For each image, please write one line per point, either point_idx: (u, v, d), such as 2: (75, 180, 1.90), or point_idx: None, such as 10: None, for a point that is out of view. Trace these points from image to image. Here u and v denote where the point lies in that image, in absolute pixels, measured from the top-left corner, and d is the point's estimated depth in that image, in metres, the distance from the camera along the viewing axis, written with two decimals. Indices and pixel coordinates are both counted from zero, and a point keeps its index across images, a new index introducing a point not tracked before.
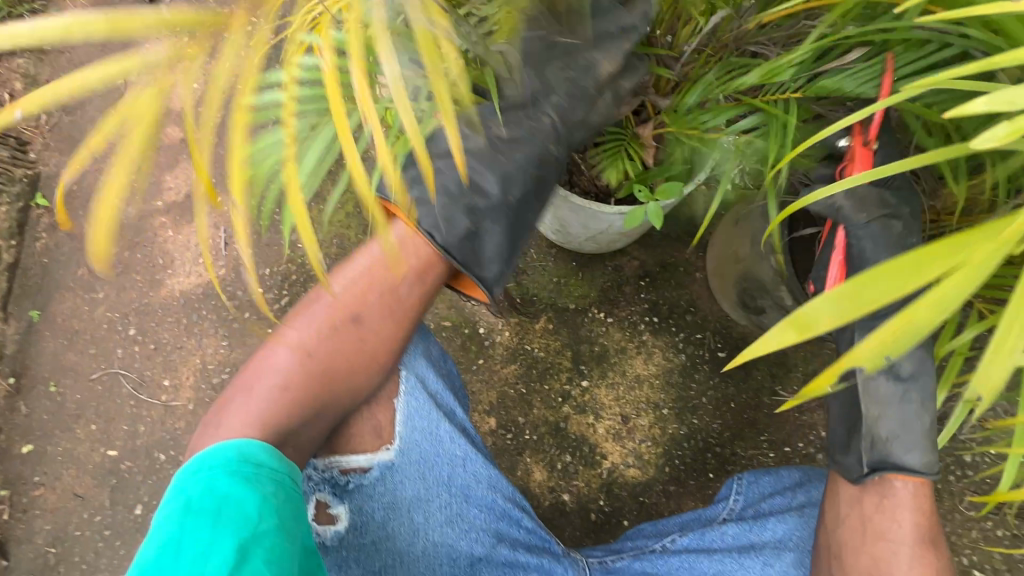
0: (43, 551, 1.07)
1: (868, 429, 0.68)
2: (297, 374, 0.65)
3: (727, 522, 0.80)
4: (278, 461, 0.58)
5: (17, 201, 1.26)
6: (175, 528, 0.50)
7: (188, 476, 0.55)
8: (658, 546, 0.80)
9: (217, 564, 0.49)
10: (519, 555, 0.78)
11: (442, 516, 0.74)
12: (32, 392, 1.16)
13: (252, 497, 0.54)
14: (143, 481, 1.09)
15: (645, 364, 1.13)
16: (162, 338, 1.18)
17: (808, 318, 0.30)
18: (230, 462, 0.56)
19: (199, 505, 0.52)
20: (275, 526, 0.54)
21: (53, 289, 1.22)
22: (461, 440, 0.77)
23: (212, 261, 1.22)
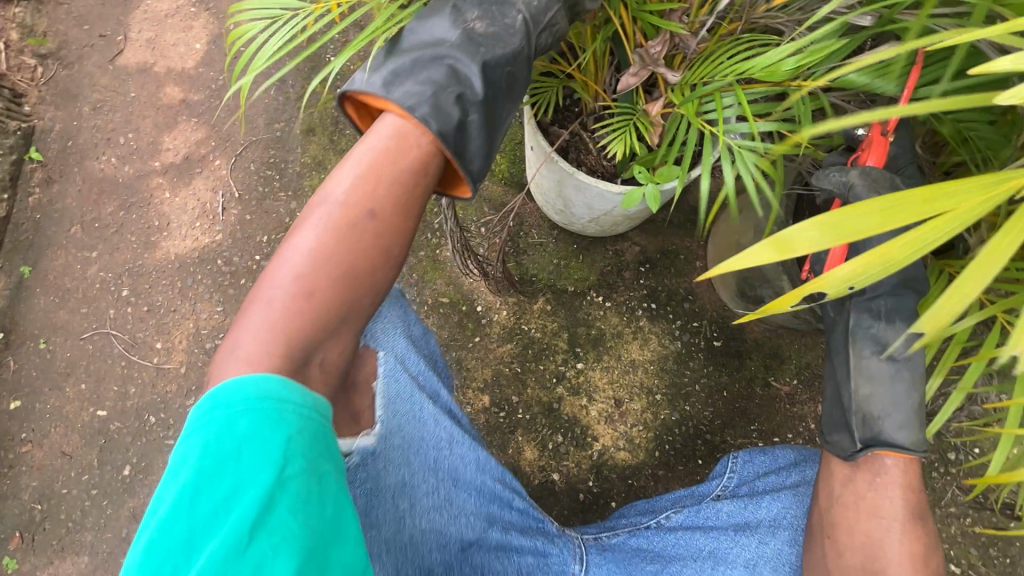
0: (28, 507, 1.05)
1: (858, 405, 0.71)
2: (319, 278, 0.53)
3: (724, 499, 0.82)
4: (297, 393, 0.48)
5: (11, 154, 1.23)
6: (194, 475, 0.43)
7: (201, 413, 0.46)
8: (653, 522, 0.82)
9: (241, 515, 0.42)
10: (511, 538, 0.76)
11: (431, 502, 0.68)
12: (21, 348, 1.14)
13: (277, 437, 0.45)
14: (132, 442, 1.08)
15: (641, 350, 1.13)
16: (155, 300, 1.16)
17: (794, 241, 0.32)
18: (247, 397, 0.46)
19: (219, 447, 0.44)
20: (305, 470, 0.46)
21: (45, 246, 1.20)
22: (445, 422, 0.72)
23: (209, 225, 1.20)
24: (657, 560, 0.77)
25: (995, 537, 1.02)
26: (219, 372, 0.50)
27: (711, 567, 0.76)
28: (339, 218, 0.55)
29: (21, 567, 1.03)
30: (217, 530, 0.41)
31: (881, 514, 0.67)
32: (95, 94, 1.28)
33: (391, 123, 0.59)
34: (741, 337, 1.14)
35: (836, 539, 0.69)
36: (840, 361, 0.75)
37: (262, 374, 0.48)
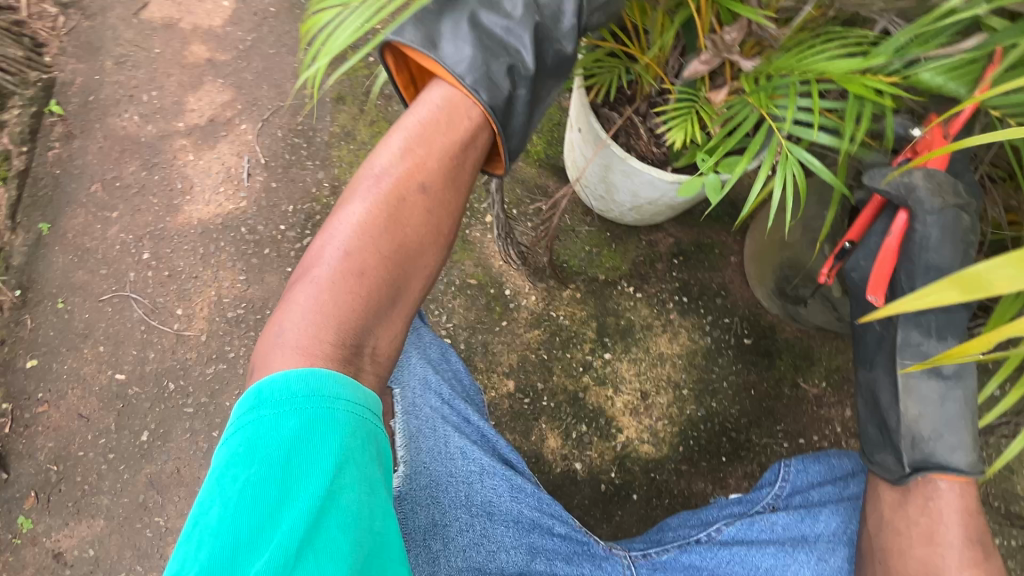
0: (44, 468, 1.04)
1: (906, 427, 0.68)
2: (371, 259, 0.50)
3: (778, 511, 0.77)
4: (348, 389, 0.45)
5: (31, 106, 1.19)
6: (241, 487, 0.41)
7: (246, 411, 0.44)
8: (703, 536, 0.76)
9: (289, 531, 0.41)
10: (556, 568, 0.71)
11: (465, 539, 0.67)
12: (39, 306, 1.12)
13: (326, 445, 0.43)
14: (151, 408, 1.06)
15: (669, 343, 1.11)
16: (177, 265, 1.14)
17: (981, 277, 0.25)
18: (292, 396, 0.44)
19: (266, 456, 0.42)
20: (354, 483, 0.44)
21: (64, 203, 1.17)
22: (476, 454, 0.71)
23: (234, 191, 1.17)
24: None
25: (1017, 550, 1.02)
26: (267, 362, 0.46)
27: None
28: (389, 198, 0.52)
29: (36, 528, 1.02)
30: (264, 547, 0.40)
31: (937, 542, 0.64)
32: (119, 48, 1.23)
33: (442, 98, 0.56)
34: (772, 337, 1.12)
35: (889, 565, 0.67)
36: (890, 377, 0.71)
37: (308, 366, 0.45)
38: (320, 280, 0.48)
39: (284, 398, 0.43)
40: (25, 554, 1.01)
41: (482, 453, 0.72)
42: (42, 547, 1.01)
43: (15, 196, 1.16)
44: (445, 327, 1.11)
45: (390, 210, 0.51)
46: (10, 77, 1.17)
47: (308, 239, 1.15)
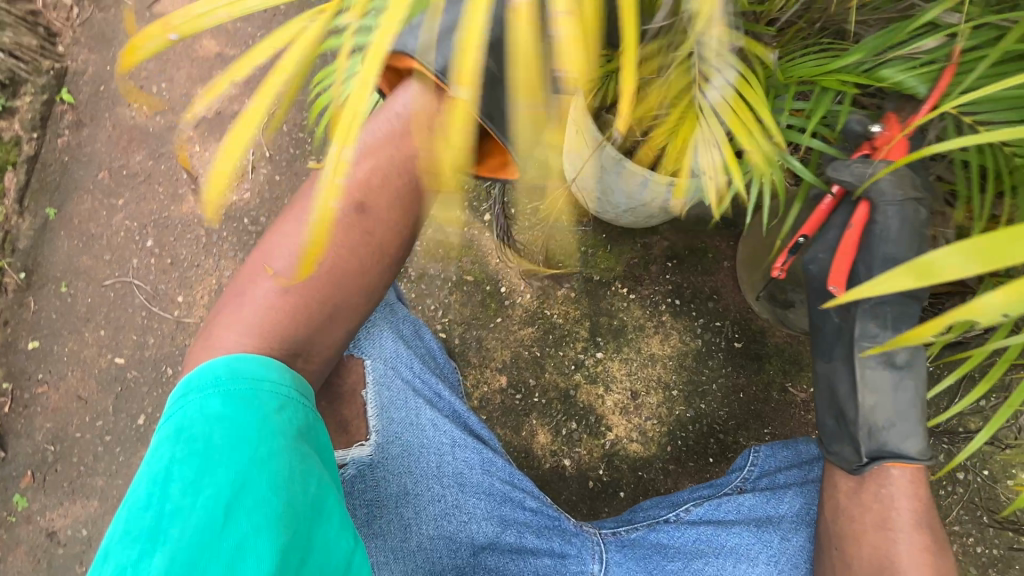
0: (41, 447, 1.06)
1: (863, 416, 0.71)
2: (299, 275, 0.57)
3: (747, 491, 0.80)
4: (273, 374, 0.52)
5: (42, 94, 1.21)
6: (167, 463, 0.46)
7: (176, 402, 0.51)
8: (672, 516, 0.80)
9: (212, 494, 0.45)
10: (526, 540, 0.77)
11: (437, 509, 0.74)
12: (42, 289, 1.14)
13: (247, 417, 0.49)
14: (148, 392, 1.08)
15: (661, 344, 1.13)
16: (180, 254, 1.16)
17: (932, 264, 0.26)
18: (218, 383, 0.51)
19: (189, 434, 0.48)
20: (276, 451, 0.49)
21: (71, 189, 1.19)
22: (447, 428, 0.77)
23: (238, 183, 1.19)
24: (679, 557, 0.77)
25: (995, 558, 1.04)
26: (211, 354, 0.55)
27: (733, 564, 0.76)
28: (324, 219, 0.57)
29: (31, 506, 1.04)
30: (188, 510, 0.44)
31: (890, 527, 0.68)
32: (130, 39, 1.26)
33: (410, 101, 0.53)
34: (762, 341, 1.13)
35: (844, 553, 0.70)
36: (845, 367, 0.74)
37: (226, 362, 0.52)
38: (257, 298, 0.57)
39: (217, 387, 0.51)
40: (20, 532, 1.03)
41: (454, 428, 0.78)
42: (37, 526, 1.03)
43: (23, 181, 1.18)
44: (441, 322, 1.14)
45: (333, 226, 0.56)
46: (24, 64, 1.19)
47: None
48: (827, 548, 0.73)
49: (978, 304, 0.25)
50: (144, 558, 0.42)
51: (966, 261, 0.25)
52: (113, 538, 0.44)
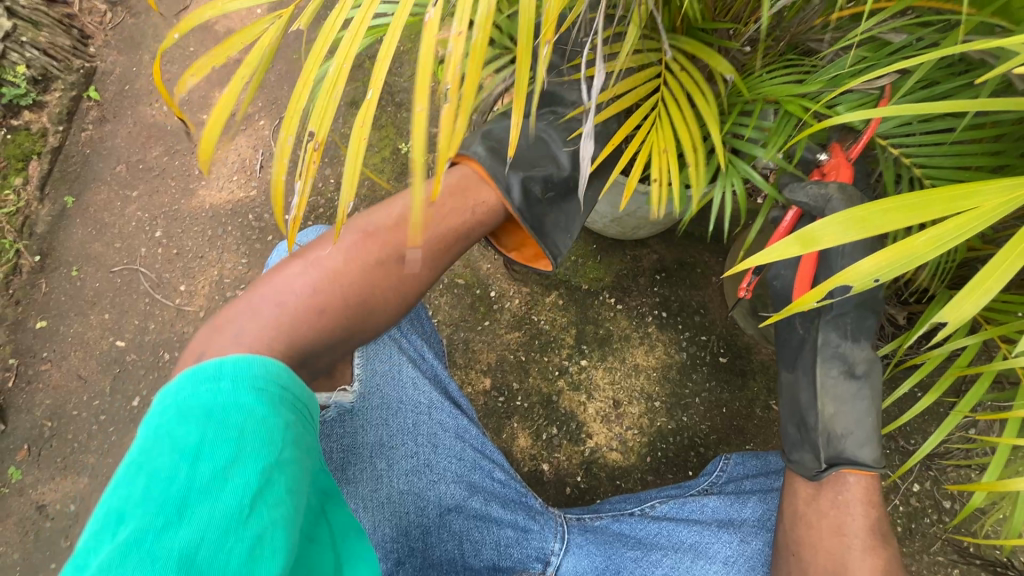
0: (39, 423, 1.10)
1: (823, 425, 0.75)
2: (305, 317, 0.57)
3: (711, 495, 0.85)
4: (295, 384, 0.50)
5: (71, 90, 1.29)
6: (197, 439, 0.42)
7: (201, 384, 0.45)
8: (638, 510, 0.86)
9: (240, 486, 0.41)
10: (491, 508, 0.80)
11: (409, 465, 0.75)
12: (55, 272, 1.20)
13: (278, 420, 0.46)
14: (145, 375, 1.12)
15: (646, 355, 1.14)
16: (186, 245, 1.21)
17: (814, 233, 0.31)
18: (252, 382, 0.47)
19: (224, 416, 0.43)
20: (296, 459, 0.45)
21: (90, 180, 1.26)
22: (426, 389, 0.80)
23: (246, 180, 1.24)
24: (639, 546, 0.81)
25: None
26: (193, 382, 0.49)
27: (690, 560, 0.79)
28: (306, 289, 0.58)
29: (24, 479, 1.07)
30: (217, 495, 0.40)
31: (844, 532, 0.69)
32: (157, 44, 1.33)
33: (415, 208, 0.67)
34: (748, 357, 1.13)
35: (803, 559, 0.71)
36: (806, 379, 0.78)
37: (244, 358, 0.49)
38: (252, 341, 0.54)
39: (251, 382, 0.47)
40: (11, 504, 1.06)
41: (433, 390, 0.81)
42: (28, 498, 1.06)
43: (46, 170, 1.25)
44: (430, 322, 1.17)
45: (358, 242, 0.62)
46: (56, 63, 1.27)
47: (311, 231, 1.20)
48: (786, 553, 0.73)
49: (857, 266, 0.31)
50: (166, 529, 0.38)
51: (841, 230, 0.31)
52: (126, 501, 0.39)
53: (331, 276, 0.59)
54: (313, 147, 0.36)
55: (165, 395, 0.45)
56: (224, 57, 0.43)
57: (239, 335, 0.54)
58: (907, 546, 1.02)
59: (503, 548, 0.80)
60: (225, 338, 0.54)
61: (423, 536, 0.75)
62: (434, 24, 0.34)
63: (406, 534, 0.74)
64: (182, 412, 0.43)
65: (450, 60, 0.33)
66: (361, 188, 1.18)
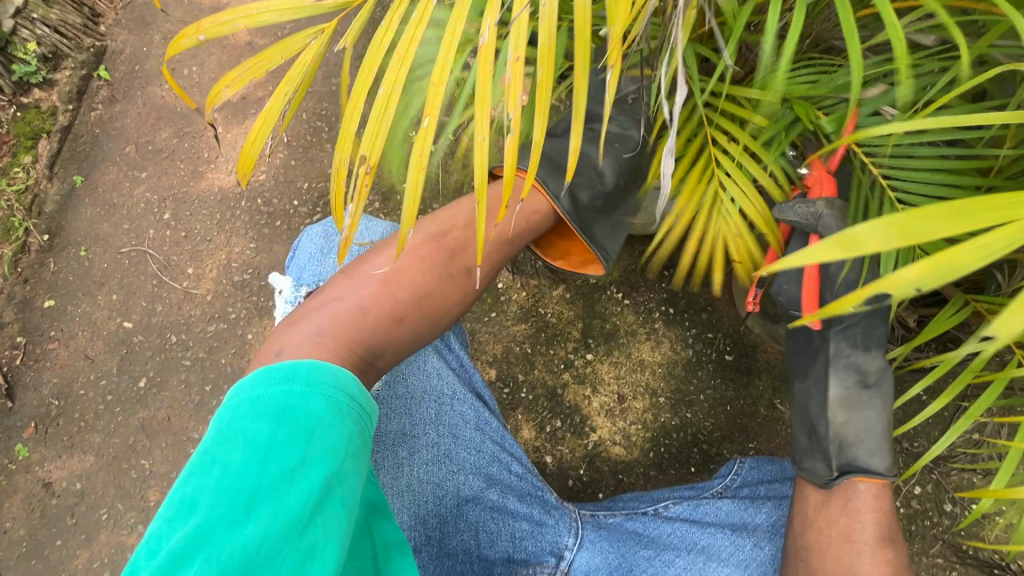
0: (46, 401, 1.10)
1: (835, 432, 0.76)
2: (376, 322, 0.59)
3: (723, 499, 0.86)
4: (362, 396, 0.51)
5: (81, 69, 1.28)
6: (269, 437, 0.43)
7: (278, 384, 0.47)
8: (651, 510, 0.86)
9: (304, 489, 0.42)
10: (507, 501, 0.80)
11: (429, 454, 0.77)
12: (63, 252, 1.19)
13: (345, 431, 0.46)
14: (151, 356, 1.12)
15: (651, 351, 1.14)
16: (194, 228, 1.21)
17: (858, 237, 0.29)
18: (323, 388, 0.48)
19: (294, 418, 0.45)
20: (358, 471, 0.46)
21: (99, 159, 1.25)
22: (449, 380, 0.82)
23: (254, 164, 1.24)
24: (651, 545, 0.81)
25: None
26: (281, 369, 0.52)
27: (703, 561, 0.79)
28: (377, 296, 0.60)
29: (30, 457, 1.07)
30: (283, 495, 0.41)
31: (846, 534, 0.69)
32: (168, 24, 1.32)
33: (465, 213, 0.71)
34: (754, 356, 1.12)
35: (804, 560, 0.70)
36: (818, 387, 0.79)
37: (317, 363, 0.50)
38: (326, 343, 0.54)
39: (321, 390, 0.48)
40: (17, 480, 1.06)
41: (456, 381, 0.83)
42: (34, 476, 1.06)
43: (55, 148, 1.24)
44: None
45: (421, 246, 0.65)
46: (67, 41, 1.26)
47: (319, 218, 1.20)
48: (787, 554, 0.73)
49: (900, 273, 0.29)
50: (235, 524, 0.39)
51: (885, 235, 0.29)
52: (200, 491, 0.40)
53: (406, 280, 0.62)
54: (366, 170, 0.40)
55: (240, 389, 0.47)
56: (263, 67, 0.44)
57: (320, 335, 0.55)
58: (906, 548, 1.03)
59: (518, 540, 0.79)
60: (303, 336, 0.55)
61: (440, 525, 0.76)
62: (489, 49, 0.37)
63: (423, 522, 0.75)
64: (257, 410, 0.44)
65: (509, 88, 0.36)
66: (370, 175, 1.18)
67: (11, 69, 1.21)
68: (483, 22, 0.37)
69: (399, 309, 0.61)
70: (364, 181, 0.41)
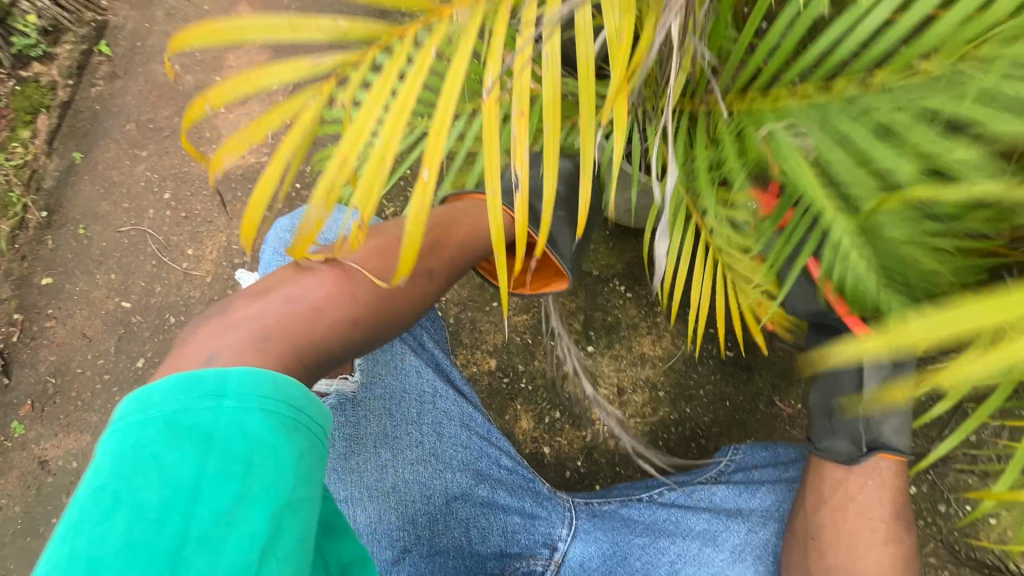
0: (42, 379, 1.09)
1: (862, 410, 0.72)
2: (325, 321, 0.56)
3: (717, 483, 0.86)
4: (312, 405, 0.49)
5: (82, 44, 1.26)
6: (196, 478, 0.41)
7: (205, 402, 0.45)
8: (645, 496, 0.86)
9: (246, 533, 0.40)
10: (498, 496, 0.80)
11: (415, 454, 0.76)
12: (61, 229, 1.18)
13: (290, 453, 0.45)
14: (150, 337, 1.11)
15: (652, 345, 1.13)
16: (194, 209, 1.19)
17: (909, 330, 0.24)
18: (259, 398, 0.46)
19: (227, 445, 0.43)
20: (311, 498, 0.45)
21: (99, 136, 1.23)
22: (430, 377, 0.81)
23: (257, 146, 1.22)
24: (647, 533, 0.82)
25: None
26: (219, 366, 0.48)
27: (698, 546, 0.81)
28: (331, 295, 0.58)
29: (27, 434, 1.07)
30: (221, 542, 0.40)
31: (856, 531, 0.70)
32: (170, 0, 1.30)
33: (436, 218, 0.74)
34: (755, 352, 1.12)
35: None
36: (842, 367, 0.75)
37: (253, 370, 0.47)
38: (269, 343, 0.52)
39: (260, 400, 0.46)
40: (13, 457, 1.06)
41: (435, 378, 0.82)
42: (30, 453, 1.06)
43: (54, 124, 1.22)
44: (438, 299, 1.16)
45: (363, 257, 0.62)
46: (68, 15, 1.24)
47: None
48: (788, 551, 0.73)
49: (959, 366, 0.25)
50: None
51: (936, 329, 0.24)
52: (104, 548, 0.37)
53: (346, 291, 0.59)
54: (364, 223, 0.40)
55: (150, 405, 0.44)
56: (262, 130, 0.44)
57: (263, 337, 0.52)
58: None
59: (511, 534, 0.80)
60: (242, 335, 0.52)
61: (430, 524, 0.75)
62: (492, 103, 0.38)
63: (412, 522, 0.75)
64: (179, 444, 0.42)
65: (515, 139, 0.38)
66: None
67: (11, 42, 1.20)
68: (489, 77, 0.39)
69: (353, 315, 0.58)
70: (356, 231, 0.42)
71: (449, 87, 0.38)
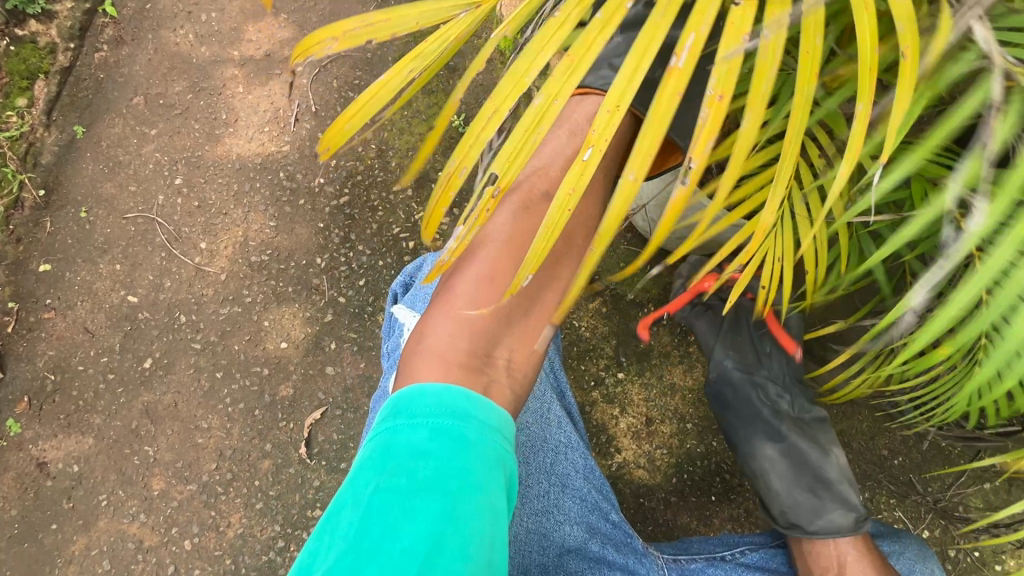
0: (41, 375, 1.02)
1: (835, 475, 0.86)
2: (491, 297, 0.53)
3: (779, 549, 0.87)
4: (482, 412, 0.49)
5: (85, 2, 1.14)
6: (373, 488, 0.45)
7: (384, 421, 0.49)
8: (729, 555, 0.83)
9: (409, 546, 0.43)
10: (606, 551, 0.76)
11: (539, 504, 0.77)
12: (61, 211, 1.08)
13: (454, 468, 0.46)
14: (158, 336, 1.04)
15: (683, 375, 1.11)
16: (208, 198, 1.11)
17: None
18: (428, 409, 0.48)
19: (398, 462, 0.46)
20: (476, 511, 0.46)
21: (103, 109, 1.13)
22: (566, 429, 0.83)
23: (277, 133, 1.13)
24: None
25: None
26: (414, 371, 0.51)
27: None
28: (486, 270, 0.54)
29: (23, 433, 1.00)
30: (388, 555, 0.43)
31: None
32: None
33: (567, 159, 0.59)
34: None
35: None
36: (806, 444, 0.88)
37: (421, 386, 0.50)
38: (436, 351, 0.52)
39: (426, 418, 0.48)
40: (9, 457, 1.00)
41: (572, 430, 0.83)
42: (27, 454, 1.00)
43: (54, 92, 1.11)
44: None
45: (518, 213, 0.55)
46: None
47: (345, 199, 1.11)
48: None
49: None
50: None
51: None
52: (313, 557, 0.44)
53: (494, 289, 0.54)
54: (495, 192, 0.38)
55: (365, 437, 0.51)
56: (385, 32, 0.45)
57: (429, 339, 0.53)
58: None
59: None
60: (415, 354, 0.53)
61: None
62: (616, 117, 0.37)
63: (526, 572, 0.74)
64: (363, 460, 0.48)
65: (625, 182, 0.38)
66: (404, 160, 1.11)
67: None
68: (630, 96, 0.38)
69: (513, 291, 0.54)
70: (486, 207, 0.39)
71: (639, 51, 0.38)
